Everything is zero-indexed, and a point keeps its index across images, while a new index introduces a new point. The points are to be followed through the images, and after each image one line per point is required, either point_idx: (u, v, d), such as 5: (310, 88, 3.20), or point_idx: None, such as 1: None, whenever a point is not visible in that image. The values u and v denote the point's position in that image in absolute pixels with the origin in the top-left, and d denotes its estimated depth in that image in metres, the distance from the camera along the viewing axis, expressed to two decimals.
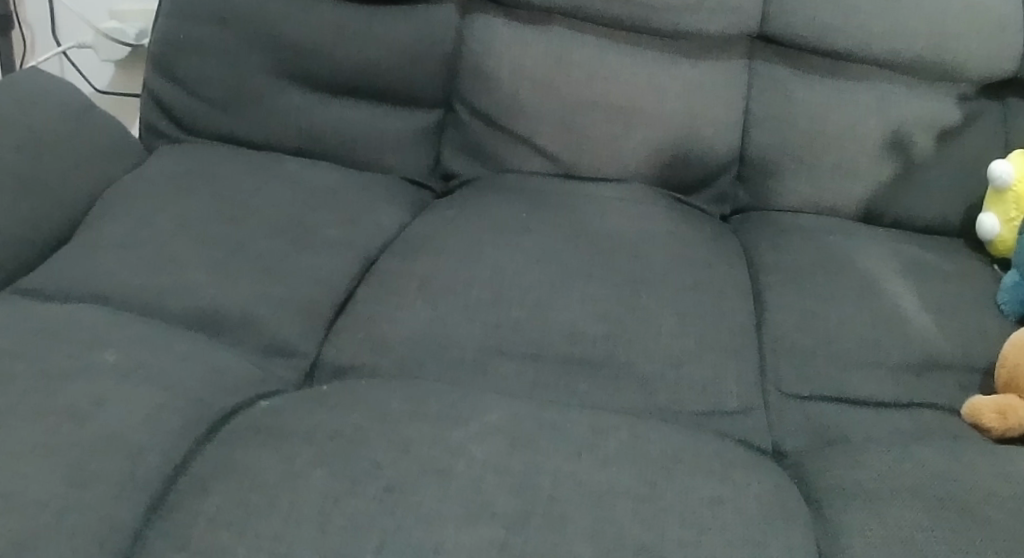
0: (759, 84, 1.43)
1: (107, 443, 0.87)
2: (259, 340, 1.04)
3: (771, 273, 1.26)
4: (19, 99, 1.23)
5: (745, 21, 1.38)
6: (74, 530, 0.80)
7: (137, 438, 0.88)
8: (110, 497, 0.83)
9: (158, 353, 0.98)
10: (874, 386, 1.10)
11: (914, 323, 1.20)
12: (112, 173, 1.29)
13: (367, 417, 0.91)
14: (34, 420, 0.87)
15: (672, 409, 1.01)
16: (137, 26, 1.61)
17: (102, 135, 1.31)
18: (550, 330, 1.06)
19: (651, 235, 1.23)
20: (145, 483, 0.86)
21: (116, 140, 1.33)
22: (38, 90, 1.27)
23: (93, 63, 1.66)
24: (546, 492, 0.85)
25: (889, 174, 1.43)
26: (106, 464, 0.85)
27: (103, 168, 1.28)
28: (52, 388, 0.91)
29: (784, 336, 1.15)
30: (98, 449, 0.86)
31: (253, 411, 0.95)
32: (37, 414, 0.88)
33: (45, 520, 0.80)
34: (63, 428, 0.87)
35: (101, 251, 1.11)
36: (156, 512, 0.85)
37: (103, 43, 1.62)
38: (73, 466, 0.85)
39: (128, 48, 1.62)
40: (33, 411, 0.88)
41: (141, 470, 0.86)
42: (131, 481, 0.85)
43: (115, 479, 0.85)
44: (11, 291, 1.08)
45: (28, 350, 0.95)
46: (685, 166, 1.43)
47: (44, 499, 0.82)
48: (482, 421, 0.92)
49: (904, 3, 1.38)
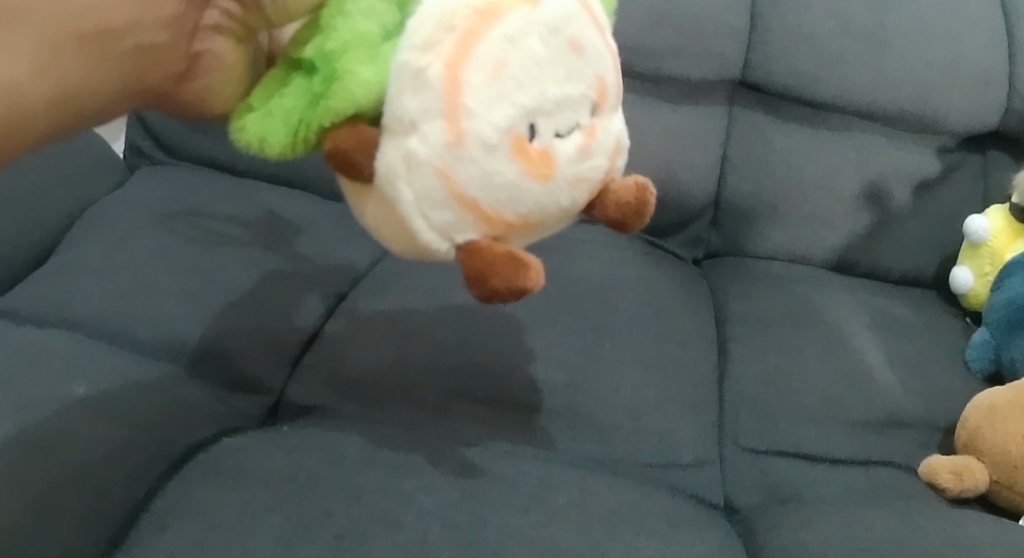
0: (738, 131, 1.46)
1: (73, 477, 0.89)
2: (227, 373, 1.06)
3: (736, 324, 1.27)
4: None
5: (728, 67, 1.41)
6: None
7: (102, 474, 0.90)
8: (73, 530, 0.86)
9: (127, 384, 1.00)
10: (830, 442, 1.12)
11: (878, 379, 1.22)
12: (90, 194, 1.35)
13: (325, 463, 0.93)
14: (5, 446, 0.89)
15: (628, 461, 1.02)
16: None
17: (80, 153, 1.36)
18: (513, 376, 1.06)
19: (620, 280, 1.23)
20: (106, 517, 0.88)
21: (94, 163, 1.38)
22: None
23: None
24: (490, 546, 0.87)
25: (864, 227, 1.47)
26: (72, 497, 0.88)
27: (81, 190, 1.34)
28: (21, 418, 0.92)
29: (746, 389, 1.16)
30: (63, 483, 0.88)
31: (214, 448, 0.97)
32: (6, 442, 0.89)
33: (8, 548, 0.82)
34: (31, 458, 0.89)
35: (75, 275, 1.15)
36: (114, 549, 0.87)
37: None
38: (38, 499, 0.86)
39: None
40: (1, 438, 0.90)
41: (104, 504, 0.88)
42: (92, 514, 0.87)
43: (76, 512, 0.87)
44: None
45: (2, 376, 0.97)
46: (661, 210, 1.45)
47: (9, 526, 0.84)
48: (435, 471, 0.94)
49: (890, 55, 1.43)
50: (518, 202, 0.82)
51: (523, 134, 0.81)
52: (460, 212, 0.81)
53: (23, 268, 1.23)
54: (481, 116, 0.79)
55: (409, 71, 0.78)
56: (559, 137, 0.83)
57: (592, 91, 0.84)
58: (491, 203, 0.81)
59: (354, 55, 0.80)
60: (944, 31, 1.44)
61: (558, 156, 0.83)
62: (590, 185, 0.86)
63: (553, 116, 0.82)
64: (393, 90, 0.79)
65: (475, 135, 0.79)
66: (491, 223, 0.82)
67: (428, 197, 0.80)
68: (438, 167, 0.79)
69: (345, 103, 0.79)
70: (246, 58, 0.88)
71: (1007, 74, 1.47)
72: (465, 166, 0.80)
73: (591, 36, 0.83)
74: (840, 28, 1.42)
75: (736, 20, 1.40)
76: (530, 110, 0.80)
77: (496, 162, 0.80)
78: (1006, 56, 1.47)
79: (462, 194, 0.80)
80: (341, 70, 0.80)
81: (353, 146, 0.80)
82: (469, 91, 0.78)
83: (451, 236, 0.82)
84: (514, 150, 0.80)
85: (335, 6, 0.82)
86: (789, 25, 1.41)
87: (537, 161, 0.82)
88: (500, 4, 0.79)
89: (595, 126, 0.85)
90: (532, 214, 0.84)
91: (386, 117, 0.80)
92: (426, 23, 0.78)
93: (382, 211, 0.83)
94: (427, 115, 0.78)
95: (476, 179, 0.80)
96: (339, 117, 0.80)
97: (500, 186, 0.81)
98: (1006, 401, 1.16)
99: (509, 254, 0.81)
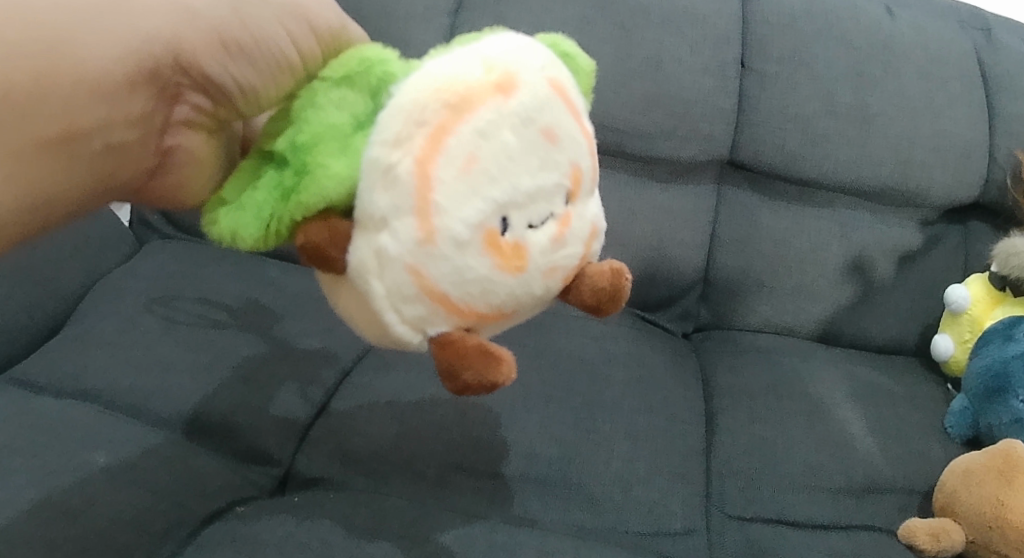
0: (726, 210, 1.54)
1: (97, 541, 0.99)
2: (237, 446, 1.13)
3: (725, 395, 1.33)
4: None
5: (716, 148, 1.50)
6: None
7: (124, 539, 1.00)
8: None
9: (147, 454, 1.09)
10: (809, 508, 1.19)
11: (859, 448, 1.29)
12: (104, 265, 1.44)
13: (335, 531, 1.00)
14: (36, 512, 1.00)
15: (619, 529, 1.08)
16: None
17: (95, 226, 1.46)
18: (510, 450, 1.13)
19: (612, 355, 1.31)
20: None
21: (107, 237, 1.47)
22: None
23: None
24: None
25: (848, 299, 1.55)
26: None
27: (96, 261, 1.43)
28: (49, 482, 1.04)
29: (732, 458, 1.22)
30: (88, 547, 0.99)
31: (228, 518, 1.05)
32: (38, 510, 1.01)
33: None
34: (58, 523, 1.00)
35: (92, 347, 1.24)
36: None
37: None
38: None
39: None
40: (33, 505, 1.01)
41: None
42: None
43: None
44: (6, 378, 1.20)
45: (29, 445, 1.08)
46: (651, 285, 1.52)
47: None
48: (438, 541, 1.00)
49: (872, 133, 1.51)
50: (490, 296, 0.83)
51: (494, 228, 0.82)
52: (431, 306, 0.83)
53: (38, 337, 1.31)
54: (451, 212, 0.80)
55: (380, 168, 0.80)
56: (531, 229, 0.83)
57: (566, 180, 0.84)
58: (463, 297, 0.83)
59: (325, 149, 0.82)
60: (925, 108, 1.53)
61: (531, 247, 0.83)
62: (565, 273, 0.87)
63: (525, 208, 0.83)
64: (365, 186, 0.81)
65: (445, 231, 0.81)
66: (462, 315, 0.84)
67: (400, 291, 0.82)
68: (409, 263, 0.81)
69: (316, 196, 0.81)
70: (217, 149, 0.94)
71: (986, 146, 1.56)
72: (435, 262, 0.81)
73: (567, 124, 0.84)
74: (824, 108, 1.50)
75: (724, 103, 1.48)
76: (501, 204, 0.81)
77: (466, 257, 0.81)
78: (985, 131, 1.56)
79: (433, 288, 0.82)
80: (313, 164, 0.81)
81: (324, 241, 0.82)
82: (440, 187, 0.80)
83: (424, 329, 0.84)
84: (485, 244, 0.82)
85: (308, 99, 0.85)
86: (776, 107, 1.50)
87: (508, 255, 0.83)
88: (471, 97, 0.81)
89: (569, 214, 0.85)
90: (505, 306, 0.85)
91: (359, 212, 0.82)
92: (397, 120, 0.80)
93: (357, 301, 0.85)
94: (398, 212, 0.81)
95: (446, 275, 0.82)
96: (310, 211, 0.82)
97: (471, 281, 0.82)
98: (981, 465, 1.20)
99: (481, 347, 0.83)
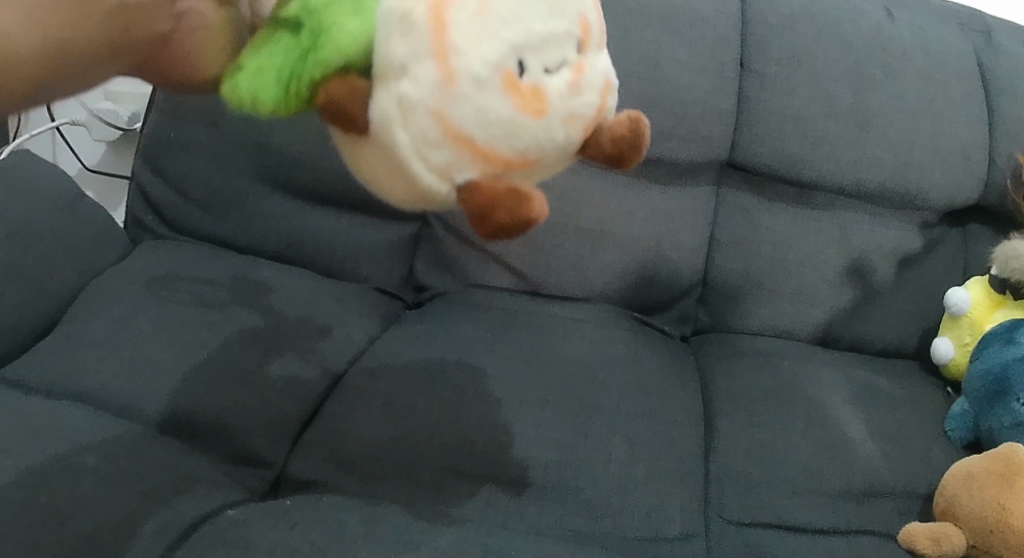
0: (726, 210, 1.53)
1: (85, 544, 0.98)
2: (229, 449, 1.13)
3: (723, 399, 1.31)
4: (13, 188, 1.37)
5: (715, 149, 1.48)
6: None
7: (113, 542, 0.99)
8: None
9: (136, 456, 1.08)
10: (808, 513, 1.18)
11: (859, 452, 1.28)
12: (97, 264, 1.43)
13: (327, 535, 0.98)
14: (22, 514, 0.98)
15: (617, 534, 1.07)
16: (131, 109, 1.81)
17: (87, 225, 1.44)
18: (505, 453, 1.11)
19: (611, 357, 1.29)
20: None
21: (99, 236, 1.45)
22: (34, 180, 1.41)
23: (84, 140, 1.85)
24: None
25: (848, 301, 1.54)
26: None
27: (89, 260, 1.42)
28: (36, 484, 1.01)
29: (731, 463, 1.21)
30: (76, 550, 0.97)
31: (218, 520, 1.03)
32: (22, 511, 0.99)
33: None
34: (45, 526, 0.98)
35: (82, 348, 1.23)
36: None
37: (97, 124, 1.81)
38: None
39: (119, 130, 1.81)
40: (18, 506, 0.99)
41: None
42: None
43: None
44: None
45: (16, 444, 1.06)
46: (650, 287, 1.50)
47: None
48: (432, 545, 0.98)
49: (871, 135, 1.50)
50: (517, 140, 0.84)
51: (511, 70, 0.83)
52: (456, 151, 0.84)
53: (30, 337, 1.30)
54: (469, 52, 0.82)
55: (395, 15, 0.82)
56: (548, 73, 0.84)
57: (577, 29, 0.85)
58: (490, 143, 0.84)
59: (341, 8, 0.85)
60: (925, 108, 1.52)
61: (548, 92, 0.84)
62: (586, 122, 0.87)
63: (540, 51, 0.84)
64: (381, 35, 0.83)
65: (463, 71, 0.82)
66: (490, 160, 0.85)
67: (424, 137, 0.84)
68: (431, 106, 0.83)
69: (335, 49, 0.84)
70: (228, 24, 0.91)
71: (987, 148, 1.55)
72: (461, 104, 0.82)
73: None
74: (823, 109, 1.49)
75: (722, 104, 1.47)
76: (516, 45, 0.83)
77: (485, 97, 0.83)
78: (985, 132, 1.55)
79: (455, 130, 0.83)
80: (329, 22, 0.85)
81: (346, 94, 0.84)
82: (454, 28, 0.82)
83: (451, 177, 0.85)
84: (503, 86, 0.83)
85: None
86: (775, 108, 1.48)
87: (532, 105, 0.83)
88: None
89: (585, 63, 0.86)
90: (530, 151, 0.85)
91: (379, 62, 0.84)
92: None
93: (384, 159, 0.87)
94: (416, 57, 0.82)
95: (468, 116, 0.83)
96: (330, 67, 0.85)
97: (497, 126, 0.83)
98: (983, 468, 1.18)
99: (513, 188, 0.84)
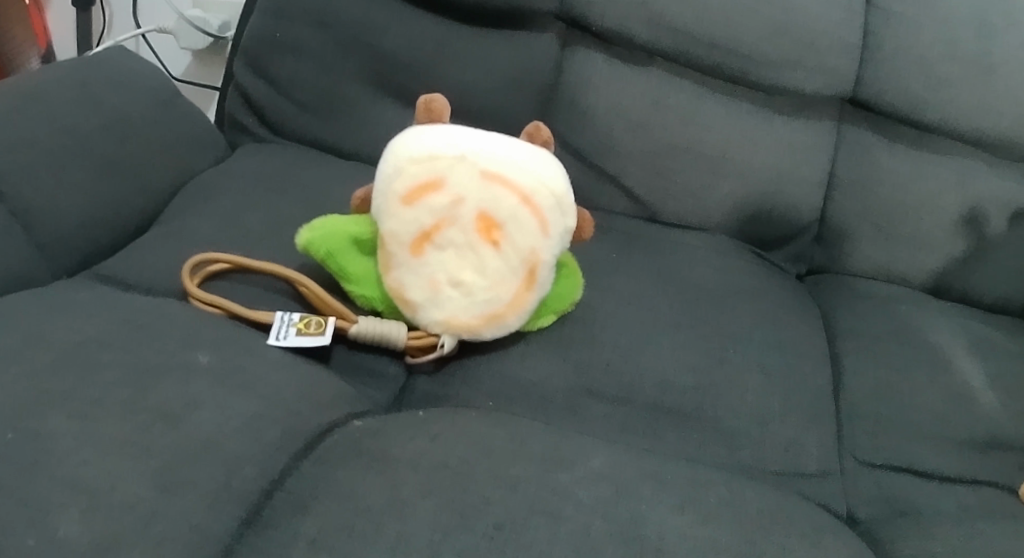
0: (846, 148, 1.44)
1: (199, 451, 0.90)
2: (351, 360, 1.10)
3: (847, 338, 1.26)
4: (107, 79, 1.31)
5: (841, 83, 1.39)
6: (163, 537, 0.84)
7: (233, 448, 0.92)
8: (204, 506, 0.87)
9: (254, 359, 1.02)
10: (939, 459, 1.12)
11: (982, 402, 1.20)
12: (194, 165, 1.38)
13: (471, 451, 0.94)
14: (129, 415, 0.91)
15: (756, 466, 1.05)
16: (222, 18, 1.72)
17: (185, 122, 1.38)
18: (641, 376, 1.10)
19: (738, 288, 1.26)
20: (240, 495, 0.89)
21: (195, 135, 1.40)
22: (127, 71, 1.34)
23: (171, 50, 1.79)
24: (653, 542, 0.88)
25: (960, 250, 1.44)
26: (196, 470, 0.89)
27: (185, 159, 1.36)
28: (144, 385, 0.95)
29: (862, 402, 1.17)
30: (188, 458, 0.89)
31: (346, 431, 0.98)
32: (130, 410, 0.92)
33: (137, 518, 0.84)
34: (156, 428, 0.91)
35: (195, 249, 1.19)
36: (249, 528, 0.88)
37: (186, 31, 1.73)
38: (164, 470, 0.88)
39: (209, 38, 1.72)
40: (124, 405, 0.92)
41: (237, 481, 0.90)
42: (224, 491, 0.89)
43: (207, 488, 0.88)
44: (91, 277, 1.17)
45: (121, 341, 1.00)
46: (767, 224, 1.45)
47: (132, 501, 0.85)
48: (585, 466, 0.95)
49: (995, 79, 1.38)
50: (457, 217, 1.07)
51: None
52: None
53: (126, 233, 1.26)
54: None
55: None
56: None
57: None
58: (427, 223, 1.07)
59: None
60: None
61: None
62: None
63: None
64: None
65: None
66: (431, 253, 1.08)
67: None
68: None
69: None
70: None
71: None
72: (430, 215, 1.07)
73: None
74: (947, 53, 1.38)
75: (851, 36, 1.38)
76: None
77: None
78: None
79: None
80: None
81: None
82: None
83: None
84: None
85: None
86: (902, 44, 1.38)
87: (490, 195, 1.06)
88: None
89: None
90: None
91: None
92: None
93: None
94: None
95: None
96: None
97: (442, 205, 1.06)
98: None
99: None
